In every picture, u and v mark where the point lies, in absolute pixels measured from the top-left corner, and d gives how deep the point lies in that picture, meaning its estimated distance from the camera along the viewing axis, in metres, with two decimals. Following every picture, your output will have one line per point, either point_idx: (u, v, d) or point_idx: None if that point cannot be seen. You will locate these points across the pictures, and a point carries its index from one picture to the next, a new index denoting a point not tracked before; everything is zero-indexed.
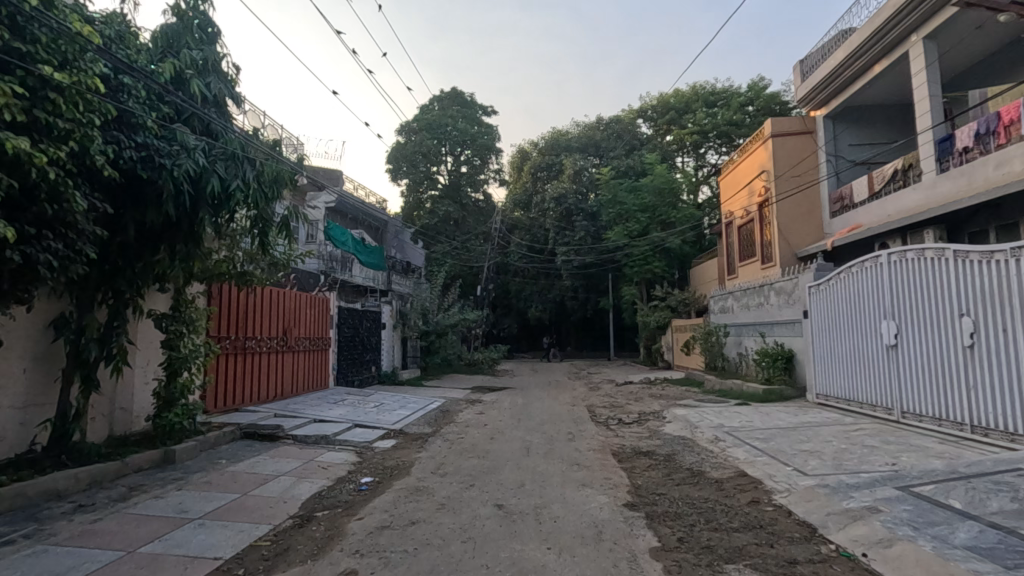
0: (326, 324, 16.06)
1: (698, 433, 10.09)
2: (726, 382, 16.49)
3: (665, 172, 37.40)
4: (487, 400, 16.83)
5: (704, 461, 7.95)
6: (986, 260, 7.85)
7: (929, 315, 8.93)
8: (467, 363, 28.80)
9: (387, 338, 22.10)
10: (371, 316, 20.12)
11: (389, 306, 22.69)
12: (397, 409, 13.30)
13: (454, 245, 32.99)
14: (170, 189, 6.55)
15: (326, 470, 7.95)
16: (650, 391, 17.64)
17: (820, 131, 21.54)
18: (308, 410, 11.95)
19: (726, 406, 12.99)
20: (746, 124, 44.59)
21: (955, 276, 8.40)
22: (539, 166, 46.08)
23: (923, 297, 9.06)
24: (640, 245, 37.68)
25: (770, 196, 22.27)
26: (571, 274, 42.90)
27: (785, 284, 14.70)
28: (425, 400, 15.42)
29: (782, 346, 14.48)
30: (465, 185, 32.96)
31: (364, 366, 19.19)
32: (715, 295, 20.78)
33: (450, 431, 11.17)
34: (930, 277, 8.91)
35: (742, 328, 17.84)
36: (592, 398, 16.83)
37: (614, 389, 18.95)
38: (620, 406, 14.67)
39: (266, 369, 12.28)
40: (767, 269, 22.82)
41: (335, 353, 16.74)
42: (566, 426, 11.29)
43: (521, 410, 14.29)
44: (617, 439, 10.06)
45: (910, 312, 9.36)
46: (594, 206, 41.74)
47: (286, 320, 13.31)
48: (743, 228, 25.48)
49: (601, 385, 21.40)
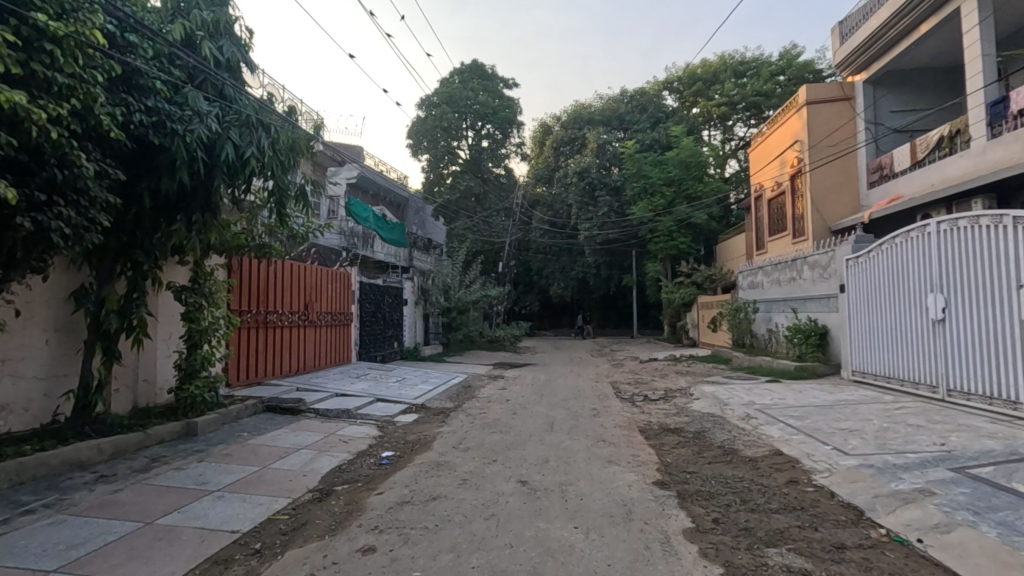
0: (347, 299, 16.01)
1: (728, 411, 9.74)
2: (755, 359, 16.02)
3: (691, 145, 36.33)
4: (509, 376, 16.69)
5: (736, 439, 7.62)
6: (988, 230, 8.23)
7: (940, 291, 9.19)
8: (489, 340, 28.71)
9: (409, 314, 22.05)
10: (392, 292, 20.05)
11: (411, 281, 22.61)
12: (419, 385, 13.20)
13: (475, 222, 32.68)
14: (183, 156, 6.35)
15: (347, 444, 7.86)
16: (675, 368, 17.28)
17: (859, 97, 20.49)
18: (330, 384, 11.92)
19: (756, 383, 12.57)
20: (777, 94, 42.96)
21: (962, 249, 8.70)
22: (562, 141, 45.22)
23: (933, 274, 9.34)
24: (665, 220, 36.86)
25: (803, 167, 21.37)
26: (594, 251, 42.31)
27: (820, 258, 14.08)
28: (447, 376, 15.31)
29: (815, 322, 13.93)
30: (486, 160, 32.48)
31: (387, 341, 19.18)
32: (744, 270, 20.14)
33: (472, 407, 11.03)
34: (938, 253, 9.23)
35: (773, 304, 17.23)
36: (616, 374, 16.54)
37: (638, 366, 18.62)
38: (645, 383, 14.36)
39: (288, 343, 12.28)
40: (798, 243, 22.02)
41: (357, 329, 16.72)
42: (591, 402, 11.05)
43: (543, 386, 14.08)
44: (643, 415, 9.78)
45: (924, 291, 9.61)
46: (618, 181, 40.88)
47: (307, 295, 13.26)
48: (773, 201, 24.59)
49: (624, 362, 21.08)
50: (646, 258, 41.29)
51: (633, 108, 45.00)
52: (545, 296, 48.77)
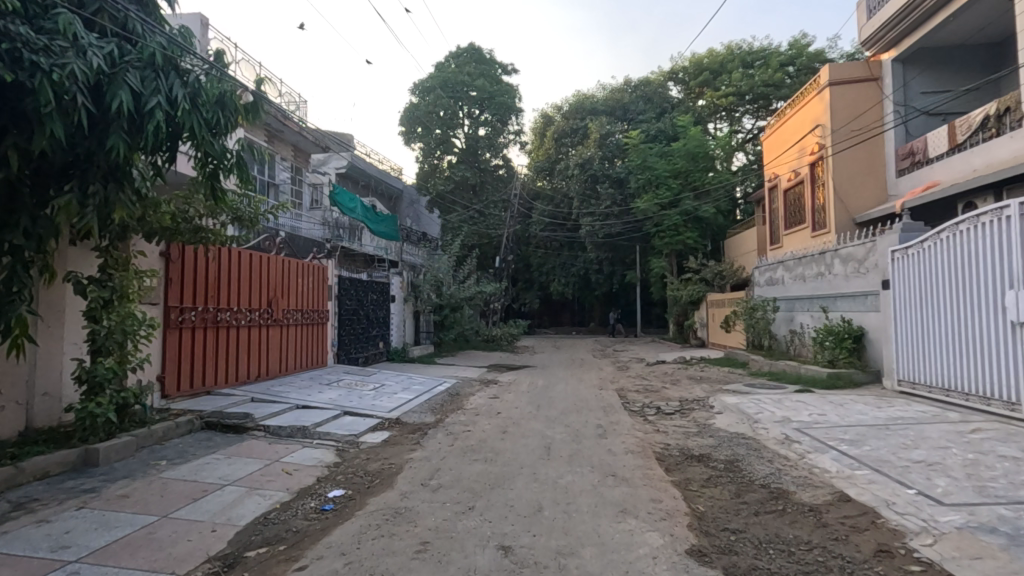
0: (323, 295, 14.37)
1: (761, 431, 8.09)
2: (777, 364, 14.35)
3: (699, 135, 34.71)
4: (503, 382, 15.07)
5: (782, 474, 5.98)
6: (987, 226, 8.18)
7: (960, 298, 8.74)
8: (484, 339, 27.15)
9: (397, 312, 20.45)
10: (377, 288, 18.44)
11: (398, 276, 20.96)
12: (398, 394, 11.58)
13: (471, 214, 31.04)
14: (51, 101, 4.74)
15: (290, 478, 6.22)
16: (687, 372, 15.67)
17: (887, 77, 18.79)
18: (293, 393, 10.29)
19: (785, 393, 10.91)
20: (786, 85, 41.28)
21: (972, 250, 8.49)
22: (562, 131, 43.44)
23: (951, 282, 8.97)
24: (670, 214, 35.25)
25: (825, 153, 19.67)
26: (596, 246, 40.62)
27: (855, 250, 12.42)
28: (432, 382, 13.68)
29: (850, 322, 12.27)
30: (483, 149, 30.75)
31: (370, 341, 17.57)
32: (761, 266, 18.49)
33: (455, 422, 9.39)
34: (953, 260, 8.93)
35: (796, 303, 15.56)
36: (622, 379, 14.93)
37: (645, 370, 17.00)
38: (655, 391, 12.71)
39: (246, 345, 10.66)
40: (819, 237, 20.36)
41: (335, 328, 15.09)
42: (596, 417, 9.42)
43: (541, 394, 12.45)
44: (659, 435, 8.13)
45: (946, 302, 9.10)
46: (621, 172, 39.17)
47: (271, 290, 11.62)
48: (790, 191, 22.90)
49: (630, 364, 19.47)
50: (650, 254, 39.66)
51: (637, 98, 43.28)
52: (545, 294, 47.17)
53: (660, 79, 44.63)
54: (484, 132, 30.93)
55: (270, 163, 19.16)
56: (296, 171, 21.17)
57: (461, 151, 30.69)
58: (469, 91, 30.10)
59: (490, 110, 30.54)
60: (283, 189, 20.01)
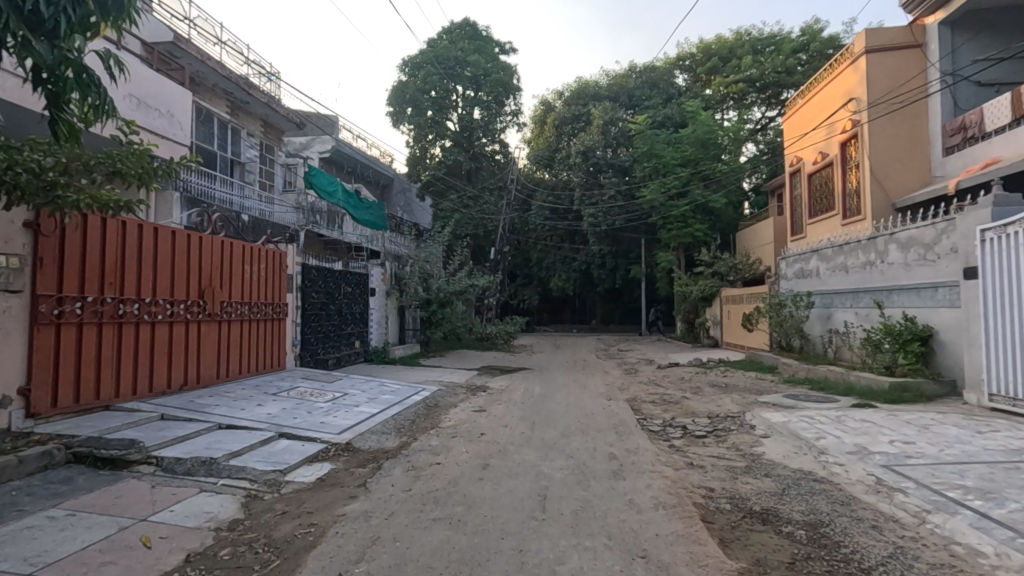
0: (280, 286, 12.20)
1: (836, 470, 5.90)
2: (816, 369, 12.19)
3: (709, 120, 32.57)
4: (494, 389, 12.91)
5: (914, 561, 3.78)
6: (1008, 242, 7.85)
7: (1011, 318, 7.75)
8: (478, 337, 25.05)
9: (377, 308, 18.29)
10: (353, 280, 16.27)
11: (380, 268, 18.82)
12: (359, 408, 9.34)
13: (464, 203, 28.88)
14: None
15: (145, 555, 4.04)
16: (707, 378, 13.52)
17: (932, 43, 16.56)
18: (220, 407, 8.07)
19: (842, 409, 8.75)
20: (799, 72, 39.19)
21: (1005, 266, 7.90)
22: (564, 118, 41.10)
23: (997, 307, 8.07)
24: (678, 205, 33.13)
25: (861, 130, 17.44)
26: (598, 239, 38.51)
27: (919, 233, 10.24)
28: (407, 390, 11.44)
29: (913, 321, 10.06)
30: (478, 132, 28.54)
31: (343, 340, 15.41)
32: (788, 256, 16.30)
33: (424, 447, 7.23)
34: (989, 286, 8.22)
35: (836, 299, 13.37)
36: (632, 387, 12.75)
37: (658, 375, 14.83)
38: (676, 403, 10.55)
39: (165, 346, 8.45)
40: (851, 224, 18.16)
41: (297, 325, 12.92)
42: (606, 442, 7.24)
43: (537, 407, 10.27)
44: (696, 474, 5.94)
45: (998, 328, 8.02)
46: (626, 161, 36.98)
47: (203, 277, 9.42)
48: (817, 176, 20.68)
49: (639, 368, 17.32)
50: (657, 248, 37.49)
51: (643, 84, 41.07)
52: (545, 290, 45.01)
53: (666, 65, 42.40)
54: (479, 114, 28.63)
55: (234, 138, 17.08)
56: (267, 149, 19.06)
57: (454, 134, 28.49)
58: (462, 69, 27.84)
59: (485, 90, 28.33)
60: (251, 167, 17.93)
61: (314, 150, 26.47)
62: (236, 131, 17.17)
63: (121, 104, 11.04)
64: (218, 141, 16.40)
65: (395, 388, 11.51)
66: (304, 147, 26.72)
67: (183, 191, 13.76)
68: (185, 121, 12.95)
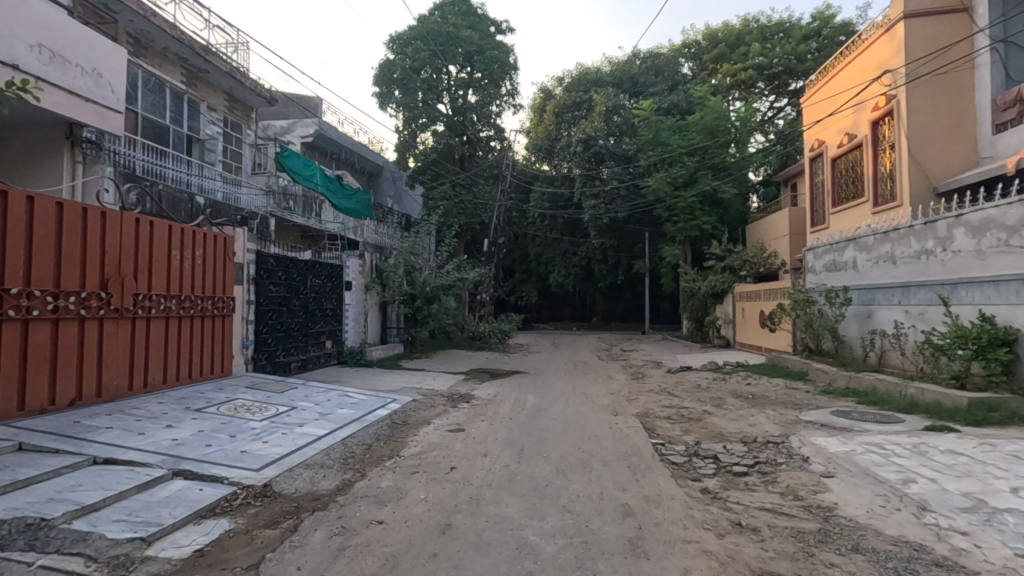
0: (228, 277, 10.30)
1: (961, 543, 4.00)
2: (860, 377, 10.35)
3: (718, 105, 30.65)
4: (480, 399, 11.04)
5: None
6: None
7: None
8: (470, 336, 23.26)
9: (354, 304, 16.43)
10: (324, 272, 14.38)
11: (358, 259, 16.90)
12: (302, 428, 7.40)
13: (457, 192, 26.99)
14: None
15: None
16: (728, 387, 11.64)
17: (982, 6, 14.70)
18: (110, 432, 6.15)
19: (915, 434, 6.88)
20: (811, 58, 37.25)
21: None
22: (565, 105, 39.12)
23: None
24: (685, 195, 31.32)
25: (896, 105, 15.56)
26: (600, 232, 36.67)
27: (1000, 214, 8.36)
28: (372, 403, 9.48)
29: (992, 321, 8.20)
30: (472, 116, 26.60)
31: (311, 341, 13.50)
32: (816, 247, 14.44)
33: (371, 492, 5.33)
34: None
35: (879, 295, 11.47)
36: (641, 398, 10.87)
37: (670, 382, 12.96)
38: (698, 420, 8.68)
39: (46, 351, 6.56)
40: (882, 212, 16.29)
41: (250, 324, 11.04)
42: (616, 488, 5.33)
43: (528, 425, 8.39)
44: (752, 546, 4.04)
45: None
46: (630, 149, 35.09)
47: (108, 263, 7.52)
48: (844, 160, 18.79)
49: (646, 372, 15.48)
50: (662, 242, 35.60)
51: (647, 71, 39.22)
52: (544, 286, 43.29)
53: (672, 50, 40.43)
54: (474, 97, 26.72)
55: (192, 112, 15.21)
56: (235, 127, 17.19)
57: (446, 118, 26.61)
58: (455, 46, 25.94)
59: (480, 70, 26.40)
60: (214, 146, 16.06)
61: (296, 135, 25.04)
62: (194, 104, 15.31)
63: (23, 54, 9.07)
64: (172, 115, 14.55)
65: (358, 400, 9.56)
66: (286, 131, 25.29)
67: (119, 166, 11.88)
68: (117, 84, 11.03)
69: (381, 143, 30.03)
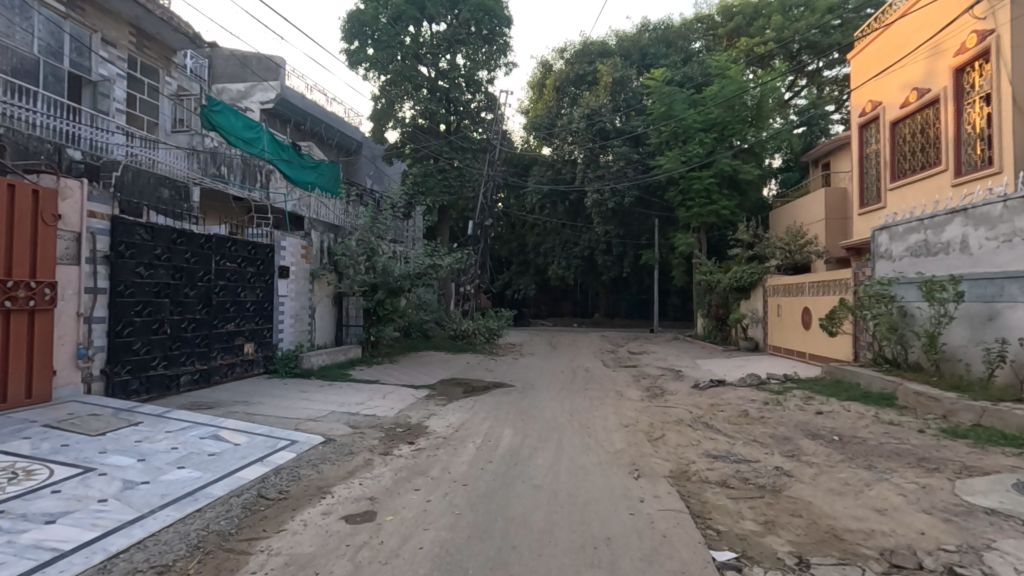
0: (50, 254, 6.85)
1: None
2: (1003, 411, 6.88)
3: (739, 75, 27.07)
4: (434, 436, 7.58)
5: None
6: None
7: None
8: (452, 334, 19.81)
9: (294, 298, 12.90)
10: (241, 254, 10.83)
11: (301, 240, 13.30)
12: (41, 530, 3.82)
13: (441, 168, 23.40)
14: None
15: None
16: (793, 419, 8.13)
17: None
18: None
19: None
20: (840, 29, 33.44)
21: None
22: (567, 80, 35.48)
23: None
24: (701, 176, 27.85)
25: (995, 42, 12.06)
26: (604, 219, 33.17)
27: None
28: (245, 453, 5.84)
29: None
30: (460, 81, 23.13)
31: (217, 344, 10.00)
32: (895, 225, 10.93)
33: None
34: None
35: (1011, 288, 8.03)
36: (671, 438, 7.37)
37: (702, 407, 9.48)
38: (776, 493, 5.20)
39: None
40: (968, 182, 12.85)
41: (95, 323, 7.52)
42: None
43: (490, 505, 4.90)
44: None
45: None
46: (639, 127, 31.55)
47: None
48: (909, 123, 15.29)
49: (666, 388, 12.00)
50: (672, 230, 32.16)
51: (658, 42, 35.43)
52: (542, 279, 39.92)
53: (684, 21, 36.48)
54: (462, 61, 23.26)
55: (75, 44, 11.68)
56: (145, 71, 13.64)
57: (430, 82, 23.07)
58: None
59: (469, 26, 22.94)
60: (111, 91, 12.50)
61: (255, 99, 22.13)
62: (78, 35, 11.75)
63: None
64: (42, 44, 11.02)
65: (223, 448, 5.92)
66: (243, 95, 22.38)
67: None
68: None
69: (358, 114, 26.55)
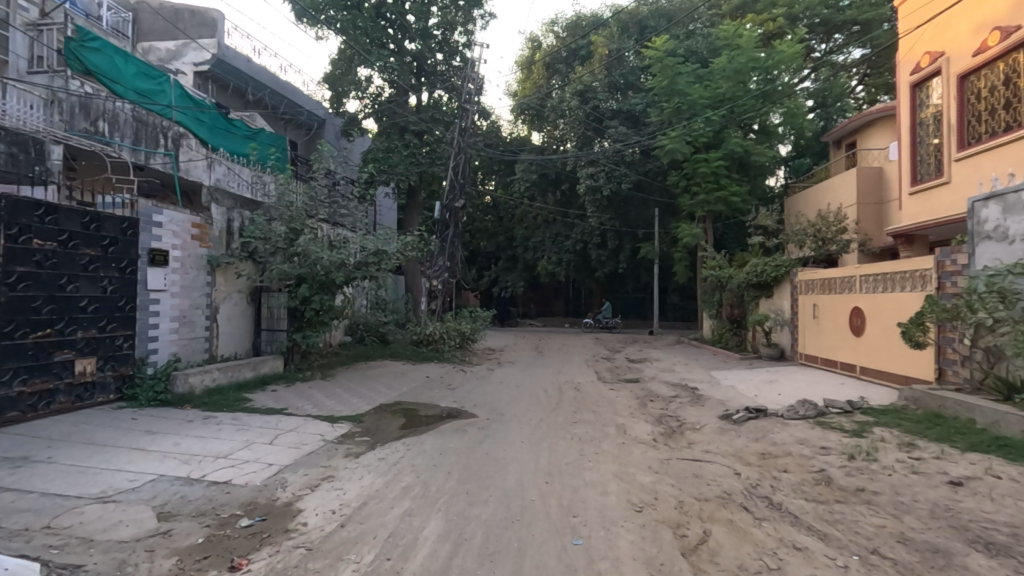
0: None
1: None
2: None
3: (750, 43, 23.93)
4: (295, 541, 4.19)
5: None
6: None
7: None
8: (415, 339, 16.35)
9: (177, 294, 9.44)
10: (66, 228, 7.37)
11: (189, 214, 9.76)
12: None
13: (406, 143, 19.97)
14: None
15: None
16: (922, 498, 4.82)
17: None
18: None
19: None
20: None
21: None
22: (558, 56, 31.83)
23: None
24: (708, 158, 24.64)
25: None
26: (598, 209, 29.88)
27: None
28: None
29: None
30: (432, 43, 20.14)
31: (13, 364, 6.64)
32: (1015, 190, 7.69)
33: None
34: None
35: None
36: (722, 551, 4.03)
37: (751, 463, 6.16)
38: None
39: None
40: None
41: None
42: None
43: None
44: None
45: None
46: (639, 104, 28.20)
47: None
48: (985, 73, 12.05)
49: (685, 419, 8.69)
50: (674, 221, 28.89)
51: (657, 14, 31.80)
52: (532, 276, 36.60)
53: None
54: (434, 18, 20.02)
55: None
56: None
57: (396, 42, 19.95)
58: None
59: None
60: None
61: (187, 61, 18.76)
62: None
63: None
64: None
65: None
66: (173, 56, 18.99)
67: None
68: None
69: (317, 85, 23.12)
